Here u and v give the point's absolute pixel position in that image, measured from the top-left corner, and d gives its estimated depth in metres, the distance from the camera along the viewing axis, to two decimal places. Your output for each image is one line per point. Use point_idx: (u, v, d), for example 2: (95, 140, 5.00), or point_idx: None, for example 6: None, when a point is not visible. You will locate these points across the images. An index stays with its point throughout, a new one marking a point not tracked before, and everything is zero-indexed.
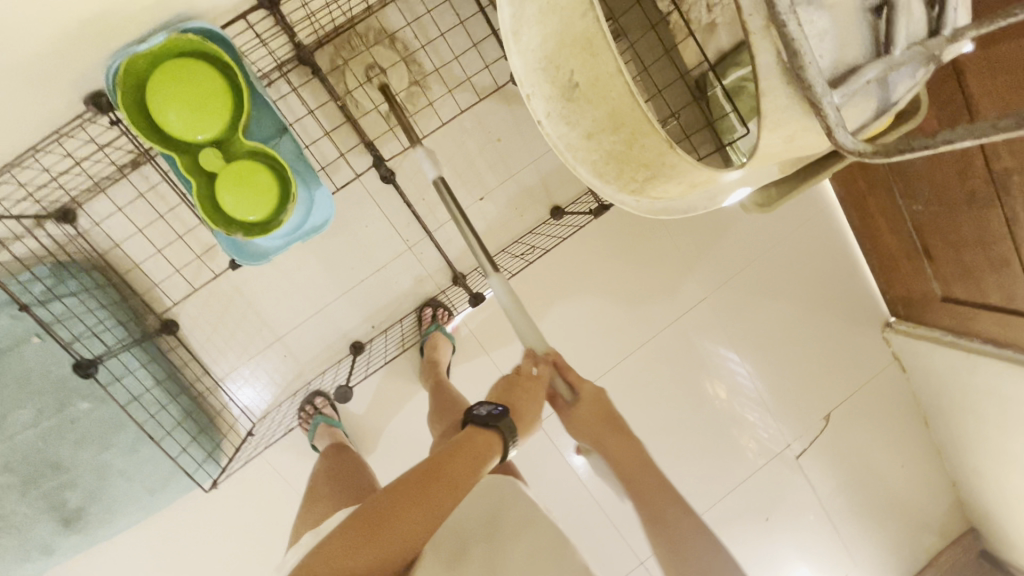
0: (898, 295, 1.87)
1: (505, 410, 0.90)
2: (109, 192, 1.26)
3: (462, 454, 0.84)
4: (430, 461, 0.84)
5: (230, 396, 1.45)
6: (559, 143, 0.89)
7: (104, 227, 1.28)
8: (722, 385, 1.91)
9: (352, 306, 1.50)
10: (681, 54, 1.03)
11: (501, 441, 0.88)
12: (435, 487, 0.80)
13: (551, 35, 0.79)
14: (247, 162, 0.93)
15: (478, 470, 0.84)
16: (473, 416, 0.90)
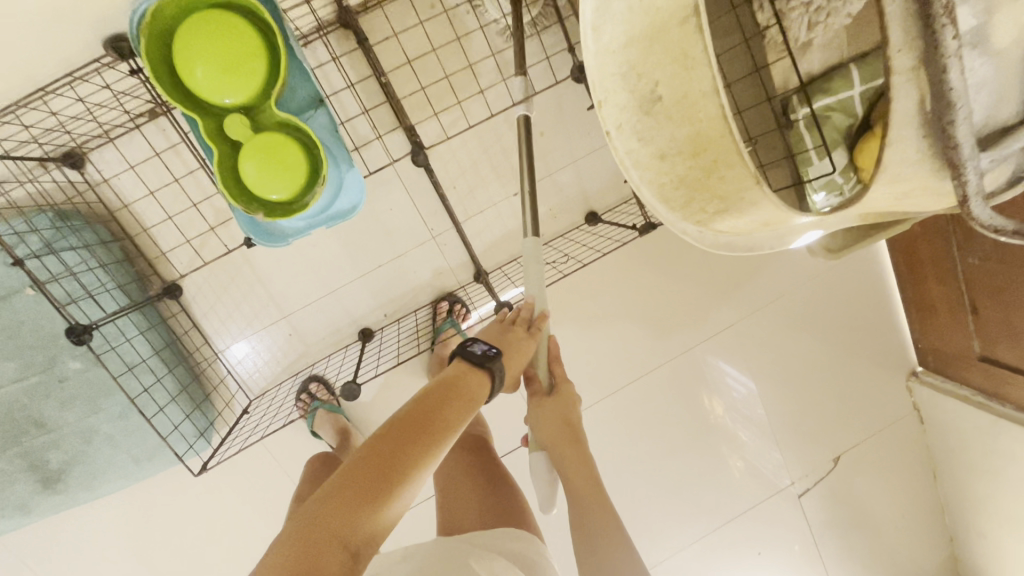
0: (931, 346, 1.79)
1: (499, 353, 0.81)
2: (119, 143, 1.18)
3: (449, 397, 0.72)
4: (413, 408, 0.69)
5: (229, 367, 1.38)
6: (626, 159, 0.79)
7: (115, 182, 1.20)
8: (722, 402, 1.83)
9: (365, 290, 1.43)
10: (771, 74, 0.97)
11: (491, 383, 0.79)
12: (431, 433, 0.66)
13: (639, 37, 0.69)
14: (276, 134, 0.84)
15: (469, 410, 0.73)
16: (465, 352, 0.81)
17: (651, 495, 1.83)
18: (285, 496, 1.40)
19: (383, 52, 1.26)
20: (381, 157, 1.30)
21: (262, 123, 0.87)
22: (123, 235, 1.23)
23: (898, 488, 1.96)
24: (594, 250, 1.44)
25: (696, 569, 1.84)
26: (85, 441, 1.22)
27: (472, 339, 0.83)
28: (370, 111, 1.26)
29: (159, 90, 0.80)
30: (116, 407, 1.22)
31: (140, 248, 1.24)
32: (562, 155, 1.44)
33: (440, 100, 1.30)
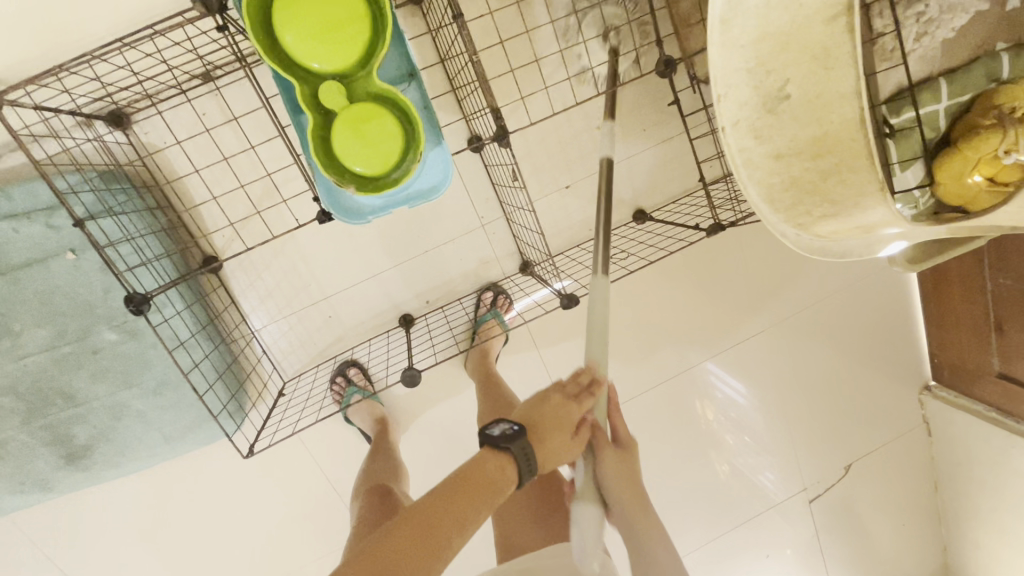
0: (948, 361, 1.84)
1: (522, 430, 0.83)
2: (195, 102, 1.11)
3: (472, 487, 0.78)
4: (441, 492, 0.78)
5: (264, 348, 1.33)
6: (738, 158, 0.77)
7: (180, 145, 1.13)
8: (713, 407, 1.83)
9: (409, 276, 1.39)
10: (878, 83, 0.96)
11: (514, 467, 0.81)
12: (454, 523, 0.75)
13: (777, 33, 0.67)
14: (373, 106, 0.80)
15: (484, 497, 0.78)
16: (487, 435, 0.84)
17: (667, 496, 1.83)
18: (313, 482, 1.36)
19: (478, 29, 1.18)
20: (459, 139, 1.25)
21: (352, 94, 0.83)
22: (174, 205, 1.16)
23: (903, 500, 2.00)
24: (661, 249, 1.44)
25: (705, 570, 1.86)
26: (115, 417, 1.16)
27: (496, 419, 0.86)
28: (462, 95, 1.20)
29: (256, 49, 0.76)
30: (150, 383, 1.16)
31: (192, 219, 1.18)
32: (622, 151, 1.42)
33: (530, 87, 1.24)
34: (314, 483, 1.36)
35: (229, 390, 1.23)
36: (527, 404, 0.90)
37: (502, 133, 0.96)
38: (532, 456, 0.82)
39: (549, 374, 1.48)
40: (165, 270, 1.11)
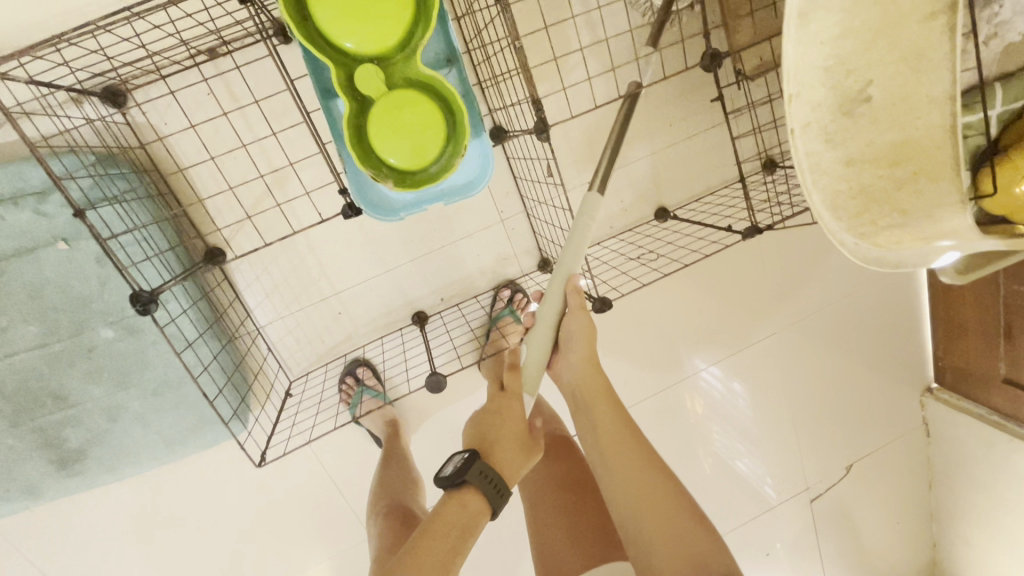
0: (952, 364, 1.86)
1: (473, 456, 0.82)
2: (209, 83, 1.02)
3: (436, 538, 0.77)
4: (405, 557, 0.76)
5: (270, 347, 1.27)
6: (805, 162, 0.72)
7: (195, 129, 1.05)
8: (701, 401, 1.80)
9: (425, 272, 1.33)
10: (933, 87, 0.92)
11: (477, 495, 0.81)
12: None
13: (862, 30, 0.62)
14: (414, 93, 0.74)
15: (457, 540, 0.78)
16: (441, 477, 0.82)
17: None
18: (319, 482, 1.31)
19: (519, 14, 1.11)
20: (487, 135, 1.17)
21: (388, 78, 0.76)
22: (179, 194, 1.08)
23: (900, 499, 2.02)
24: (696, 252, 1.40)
25: None
26: (112, 419, 1.08)
27: (445, 459, 0.85)
28: (486, 87, 1.11)
29: (287, 25, 0.69)
30: (150, 383, 1.08)
31: (200, 210, 1.10)
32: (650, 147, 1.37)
33: (571, 77, 1.17)
34: (320, 485, 1.31)
35: (238, 393, 1.17)
36: (470, 427, 0.90)
37: (542, 125, 0.90)
38: (489, 476, 0.82)
39: None
40: (169, 265, 1.03)
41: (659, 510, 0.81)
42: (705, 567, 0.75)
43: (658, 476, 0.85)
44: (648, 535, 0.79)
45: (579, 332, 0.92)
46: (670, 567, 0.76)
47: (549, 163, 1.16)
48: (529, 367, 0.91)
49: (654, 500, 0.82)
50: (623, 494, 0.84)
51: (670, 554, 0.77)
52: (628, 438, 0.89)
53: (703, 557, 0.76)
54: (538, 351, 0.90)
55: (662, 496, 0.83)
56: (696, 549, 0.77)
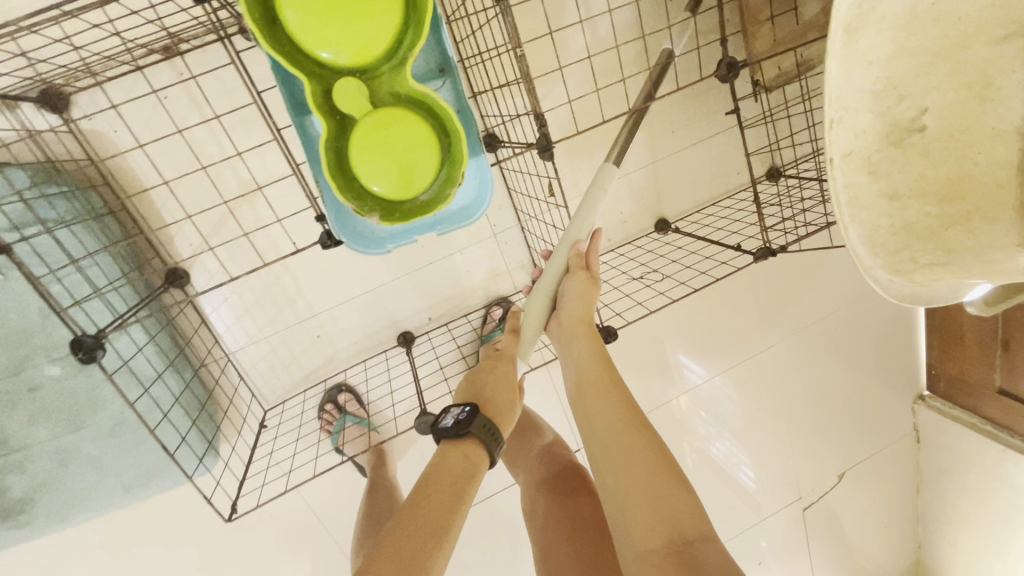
0: (946, 372, 1.82)
1: (475, 408, 0.75)
2: (162, 93, 0.91)
3: (440, 485, 0.68)
4: (407, 509, 0.66)
5: (242, 374, 1.16)
6: (841, 195, 0.65)
7: (143, 149, 0.93)
8: (685, 398, 1.74)
9: (410, 290, 1.22)
10: None
11: (480, 446, 0.74)
12: (436, 528, 0.64)
13: (921, 51, 0.54)
14: (403, 112, 0.64)
15: (462, 494, 0.69)
16: (440, 428, 0.74)
17: None
18: (297, 512, 1.22)
19: (519, 15, 1.00)
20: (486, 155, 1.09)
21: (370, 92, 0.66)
22: (136, 221, 0.97)
23: (890, 505, 2.00)
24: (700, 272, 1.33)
25: None
26: (62, 464, 0.96)
27: (441, 410, 0.77)
28: (480, 98, 1.01)
29: (250, 32, 0.59)
30: (105, 423, 0.96)
31: (161, 241, 0.99)
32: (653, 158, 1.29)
33: (576, 88, 1.08)
34: (298, 515, 1.22)
35: (210, 429, 1.06)
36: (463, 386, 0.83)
37: (546, 143, 0.81)
38: (492, 427, 0.75)
39: (557, 396, 1.35)
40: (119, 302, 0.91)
41: (644, 470, 0.67)
42: (687, 535, 0.63)
43: (646, 437, 0.71)
44: (629, 499, 0.66)
45: (575, 294, 0.81)
46: (645, 534, 0.64)
47: (550, 179, 1.08)
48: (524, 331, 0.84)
49: (636, 461, 0.68)
50: (603, 454, 0.71)
51: (648, 518, 0.64)
52: (617, 395, 0.75)
53: (686, 524, 0.64)
54: (536, 315, 0.84)
55: (646, 458, 0.68)
56: (679, 514, 0.64)
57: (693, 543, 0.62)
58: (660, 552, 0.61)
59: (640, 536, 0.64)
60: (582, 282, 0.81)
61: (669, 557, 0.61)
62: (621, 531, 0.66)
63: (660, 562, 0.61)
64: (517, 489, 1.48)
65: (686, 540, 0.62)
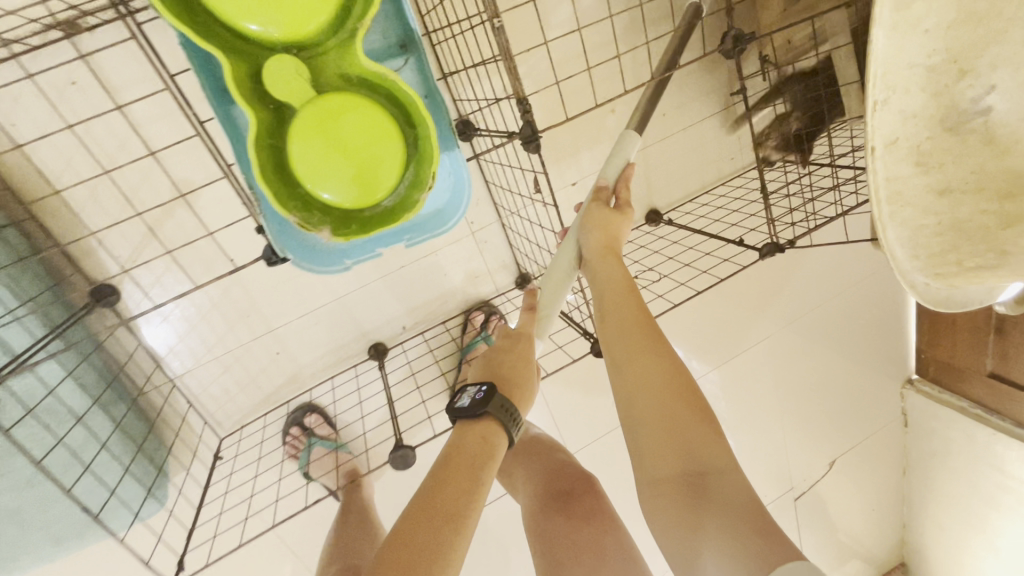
0: (935, 357, 1.70)
1: (492, 386, 0.65)
2: (58, 81, 0.76)
3: (457, 468, 0.58)
4: (421, 497, 0.56)
5: (191, 399, 1.03)
6: (882, 190, 0.55)
7: (25, 150, 0.78)
8: None
9: (381, 298, 1.09)
10: None
11: (500, 426, 0.64)
12: (455, 513, 0.54)
13: (990, 15, 0.46)
14: (360, 101, 0.54)
15: (482, 478, 0.59)
16: (454, 408, 0.65)
17: None
18: (262, 546, 1.09)
19: None
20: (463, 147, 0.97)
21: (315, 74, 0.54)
22: (49, 233, 0.84)
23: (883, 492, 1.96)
24: (697, 271, 1.24)
25: None
26: None
27: (456, 390, 0.67)
28: (452, 79, 0.89)
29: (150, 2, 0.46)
30: (23, 472, 0.81)
31: (81, 254, 0.87)
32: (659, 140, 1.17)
33: (561, 66, 0.95)
34: (264, 549, 1.10)
35: (155, 462, 0.95)
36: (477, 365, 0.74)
37: (531, 132, 0.69)
38: (512, 405, 0.65)
39: (544, 405, 1.25)
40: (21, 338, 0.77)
41: (658, 393, 0.58)
42: (702, 464, 0.54)
43: (666, 359, 0.60)
44: (641, 423, 0.57)
45: (595, 224, 0.71)
46: (656, 461, 0.55)
47: (536, 174, 0.97)
48: (547, 290, 0.76)
49: (650, 381, 0.58)
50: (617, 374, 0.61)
51: (661, 445, 0.56)
52: (637, 314, 0.64)
53: (703, 452, 0.54)
54: (563, 265, 0.75)
55: (663, 382, 0.58)
56: (696, 441, 0.55)
57: (709, 474, 0.53)
58: (673, 481, 0.54)
59: (650, 462, 0.56)
60: (601, 210, 0.72)
61: (680, 490, 0.53)
62: (631, 454, 0.59)
63: (668, 496, 0.53)
64: (509, 500, 1.38)
65: (702, 471, 0.53)
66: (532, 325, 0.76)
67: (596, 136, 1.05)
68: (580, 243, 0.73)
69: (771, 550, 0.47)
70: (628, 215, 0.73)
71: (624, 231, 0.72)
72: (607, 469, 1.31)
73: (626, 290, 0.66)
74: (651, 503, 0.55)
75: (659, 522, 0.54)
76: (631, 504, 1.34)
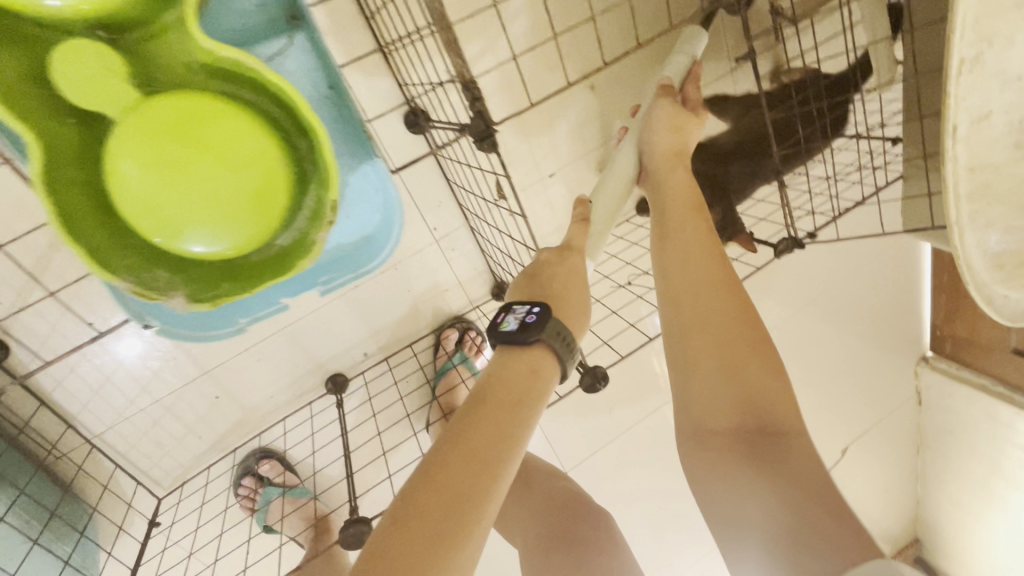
0: (953, 333, 1.38)
1: (546, 312, 0.48)
2: None
3: (494, 406, 0.42)
4: (444, 442, 0.39)
5: (117, 460, 0.87)
6: (962, 183, 0.40)
7: None
8: None
9: (336, 325, 0.94)
10: None
11: (546, 360, 0.47)
12: (480, 468, 0.38)
13: None
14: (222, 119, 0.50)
15: (524, 419, 0.42)
16: (496, 329, 0.48)
17: None
18: None
19: None
20: (412, 142, 0.80)
21: (155, 79, 0.50)
22: None
23: None
24: None
25: None
26: None
27: (499, 311, 0.50)
28: (392, 53, 0.71)
29: None
30: None
31: None
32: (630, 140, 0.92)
33: (525, 37, 0.78)
34: None
35: (57, 555, 0.77)
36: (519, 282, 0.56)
37: (484, 126, 0.53)
38: (565, 335, 0.48)
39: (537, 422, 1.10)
40: None
41: (718, 329, 0.49)
42: (761, 419, 0.45)
43: (727, 292, 0.51)
44: (696, 362, 0.49)
45: (667, 120, 0.60)
46: (709, 408, 0.47)
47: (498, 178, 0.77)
48: (601, 196, 0.61)
49: (713, 316, 0.50)
50: (669, 305, 0.53)
51: (717, 392, 0.47)
52: (703, 236, 0.55)
53: (768, 405, 0.46)
54: (624, 170, 0.62)
55: (726, 317, 0.49)
56: (759, 388, 0.46)
57: (769, 432, 0.44)
58: (727, 433, 0.46)
59: (700, 408, 0.48)
60: (671, 107, 0.61)
61: (735, 448, 0.45)
62: (677, 400, 0.50)
63: (721, 447, 0.45)
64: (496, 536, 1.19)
65: (762, 427, 0.45)
66: (584, 240, 0.58)
67: (573, 117, 0.88)
68: (644, 147, 0.62)
69: (834, 524, 0.37)
70: (700, 118, 0.63)
71: (695, 137, 0.62)
72: (609, 488, 1.15)
73: (691, 208, 0.57)
74: (694, 454, 0.47)
75: (705, 482, 0.46)
76: (636, 527, 1.18)
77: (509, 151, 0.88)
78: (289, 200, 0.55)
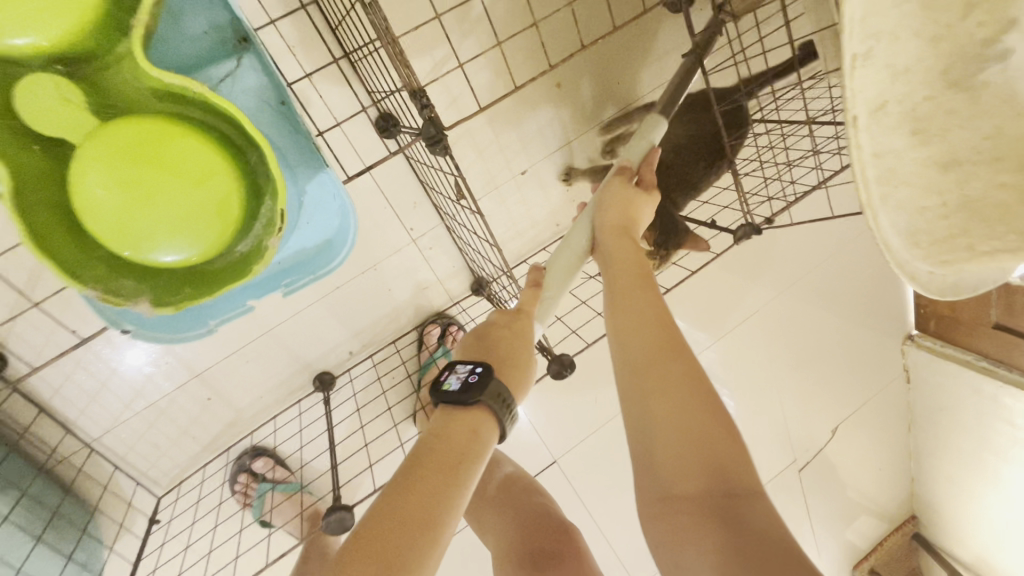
0: (936, 309, 1.34)
1: (486, 372, 0.48)
2: None
3: (430, 468, 0.42)
4: (379, 510, 0.39)
5: (117, 461, 0.92)
6: (868, 169, 0.42)
7: None
8: None
9: (320, 327, 0.98)
10: None
11: (487, 419, 0.47)
12: (417, 533, 0.38)
13: None
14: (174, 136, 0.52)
15: (459, 481, 0.42)
16: (438, 392, 0.48)
17: None
18: None
19: None
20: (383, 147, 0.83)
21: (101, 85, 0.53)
22: None
23: None
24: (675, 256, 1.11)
25: None
26: None
27: (443, 369, 0.50)
28: (358, 60, 0.74)
29: None
30: None
31: None
32: (596, 134, 0.95)
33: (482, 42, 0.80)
34: None
35: (60, 552, 0.81)
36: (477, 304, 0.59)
37: (436, 132, 0.57)
38: (505, 399, 0.48)
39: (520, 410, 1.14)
40: None
41: (678, 401, 0.42)
42: (728, 481, 0.38)
43: (681, 360, 0.45)
44: (655, 426, 0.42)
45: (617, 199, 0.58)
46: (677, 474, 0.39)
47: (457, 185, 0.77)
48: (555, 267, 0.61)
49: (670, 384, 0.43)
50: (628, 375, 0.45)
51: (682, 454, 0.40)
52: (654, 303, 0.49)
53: (737, 470, 0.39)
54: (577, 244, 0.60)
55: (684, 381, 0.43)
56: (723, 451, 0.40)
57: (737, 496, 0.37)
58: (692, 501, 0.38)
59: (665, 474, 0.40)
60: (623, 185, 0.60)
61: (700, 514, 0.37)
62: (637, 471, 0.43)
63: (685, 516, 0.38)
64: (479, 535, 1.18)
65: (732, 492, 0.38)
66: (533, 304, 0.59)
67: (537, 116, 0.90)
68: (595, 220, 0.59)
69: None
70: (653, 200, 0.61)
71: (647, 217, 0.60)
72: (594, 475, 1.18)
73: (641, 278, 0.52)
74: (658, 527, 0.39)
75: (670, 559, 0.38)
76: (622, 512, 1.21)
77: (478, 151, 0.91)
78: (246, 207, 0.56)
